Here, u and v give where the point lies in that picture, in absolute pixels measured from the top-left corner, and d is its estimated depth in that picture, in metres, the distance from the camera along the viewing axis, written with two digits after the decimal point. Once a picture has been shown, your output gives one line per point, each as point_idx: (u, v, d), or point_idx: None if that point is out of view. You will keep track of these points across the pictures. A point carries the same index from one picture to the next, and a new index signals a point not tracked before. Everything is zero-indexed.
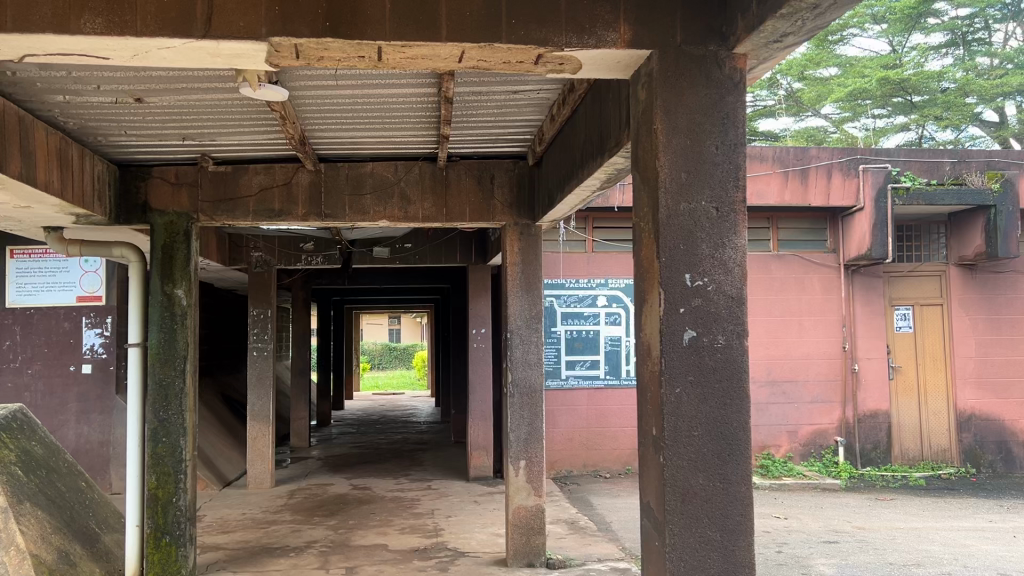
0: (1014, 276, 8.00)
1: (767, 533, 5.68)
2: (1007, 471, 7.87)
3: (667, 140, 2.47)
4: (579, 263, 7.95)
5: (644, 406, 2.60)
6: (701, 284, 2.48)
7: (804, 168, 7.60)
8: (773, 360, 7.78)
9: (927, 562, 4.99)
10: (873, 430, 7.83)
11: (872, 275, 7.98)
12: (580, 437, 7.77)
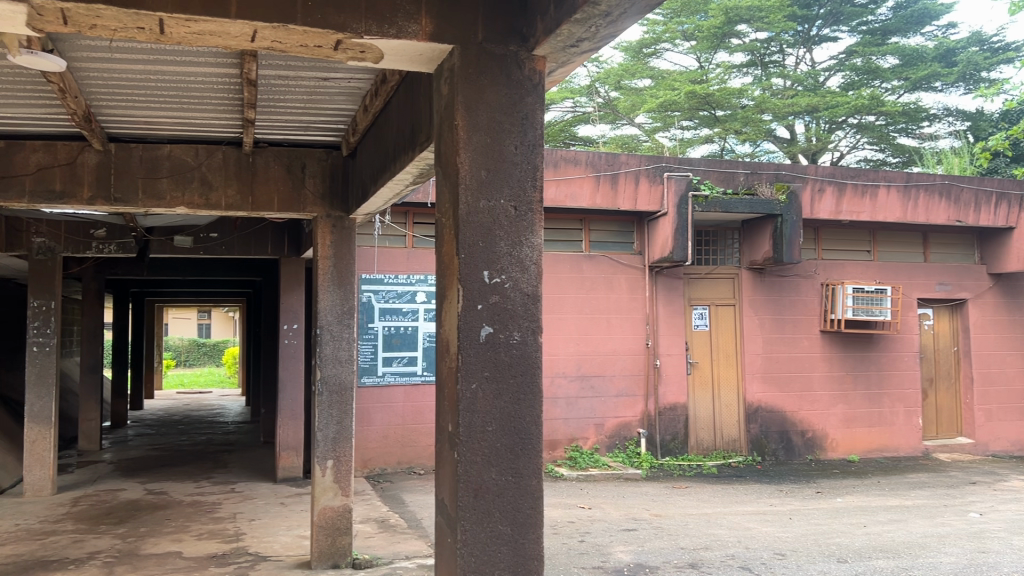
0: (796, 280, 8.76)
1: (572, 523, 5.87)
2: (787, 458, 8.60)
3: (467, 136, 2.47)
4: (398, 259, 7.87)
5: (441, 402, 2.58)
6: (498, 281, 2.50)
7: (614, 174, 7.90)
8: (583, 356, 8.08)
9: (713, 546, 5.35)
10: (671, 422, 8.31)
11: (674, 277, 8.45)
12: (395, 434, 7.70)
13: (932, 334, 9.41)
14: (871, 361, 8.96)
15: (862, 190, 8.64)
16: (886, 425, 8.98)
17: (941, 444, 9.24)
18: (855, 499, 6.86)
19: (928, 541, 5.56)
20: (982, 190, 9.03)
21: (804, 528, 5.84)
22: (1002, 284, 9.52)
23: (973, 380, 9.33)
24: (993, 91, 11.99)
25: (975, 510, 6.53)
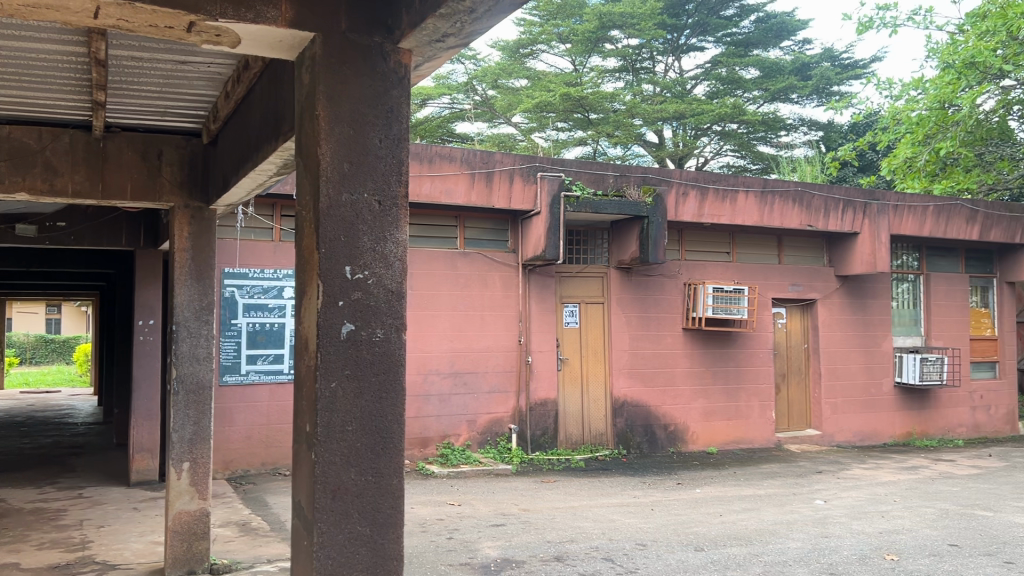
0: (661, 280, 9.08)
1: (440, 520, 5.85)
2: (651, 451, 8.90)
3: (329, 128, 2.41)
4: (265, 253, 7.62)
5: (300, 401, 2.50)
6: (360, 277, 2.44)
7: (489, 171, 7.91)
8: (456, 353, 8.06)
9: (579, 538, 5.46)
10: (542, 418, 8.42)
11: (546, 274, 8.56)
12: (259, 434, 7.46)
13: (785, 332, 9.96)
14: (729, 357, 9.40)
15: (722, 195, 9.03)
16: (742, 418, 9.45)
17: (791, 435, 9.81)
18: (713, 489, 7.18)
19: (778, 528, 5.89)
20: (831, 197, 9.63)
21: (665, 519, 6.06)
22: (847, 285, 10.20)
23: (820, 375, 9.95)
24: (842, 104, 12.81)
25: (820, 497, 6.97)
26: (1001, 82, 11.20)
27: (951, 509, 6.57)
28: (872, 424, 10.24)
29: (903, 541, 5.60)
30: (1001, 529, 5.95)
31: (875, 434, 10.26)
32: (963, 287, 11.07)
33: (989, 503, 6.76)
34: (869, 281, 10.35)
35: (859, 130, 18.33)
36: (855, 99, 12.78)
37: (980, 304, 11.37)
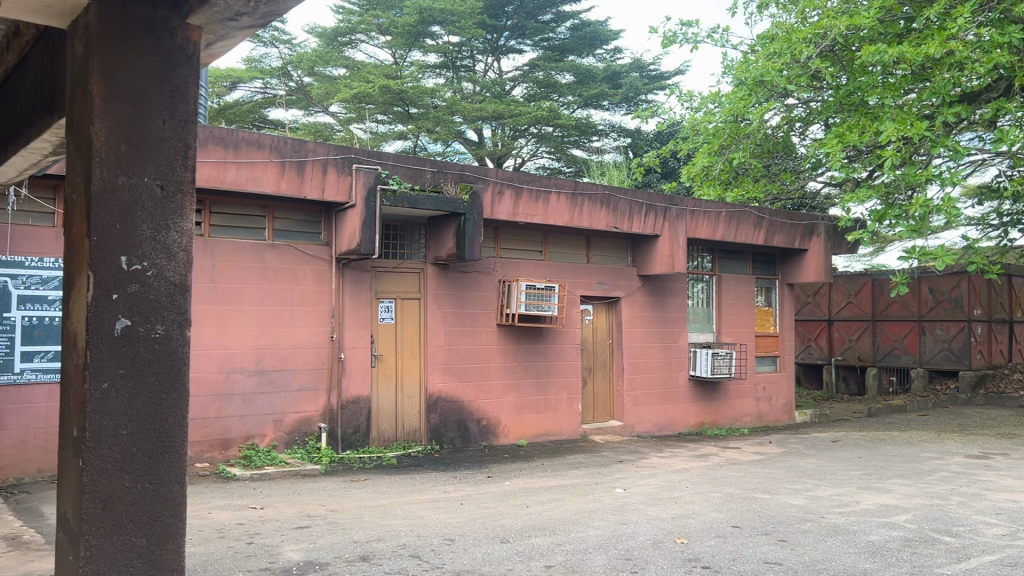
0: (476, 276, 9.18)
1: (241, 525, 5.59)
2: (463, 446, 8.97)
3: (104, 103, 2.22)
4: (46, 240, 6.95)
5: (66, 404, 2.28)
6: (138, 268, 2.26)
7: (301, 161, 7.65)
8: (263, 350, 7.73)
9: (386, 536, 5.40)
10: (353, 415, 8.26)
11: (361, 269, 8.38)
12: (35, 439, 6.79)
13: (592, 327, 10.38)
14: (539, 353, 9.67)
15: (537, 195, 9.24)
16: (551, 411, 9.75)
17: (596, 427, 10.23)
18: (521, 482, 7.35)
19: (580, 517, 6.11)
20: (636, 201, 10.13)
21: (474, 513, 6.13)
22: (649, 285, 10.79)
23: (624, 369, 10.46)
24: (648, 113, 13.53)
25: (620, 485, 7.32)
26: (784, 101, 12.28)
27: (735, 492, 7.12)
28: (669, 414, 10.90)
29: (692, 524, 6.00)
30: (776, 509, 6.52)
31: (671, 424, 10.92)
32: (750, 287, 12.03)
33: (767, 486, 7.39)
34: (669, 281, 11.00)
35: (663, 138, 19.46)
36: (659, 109, 13.54)
37: (764, 303, 12.40)
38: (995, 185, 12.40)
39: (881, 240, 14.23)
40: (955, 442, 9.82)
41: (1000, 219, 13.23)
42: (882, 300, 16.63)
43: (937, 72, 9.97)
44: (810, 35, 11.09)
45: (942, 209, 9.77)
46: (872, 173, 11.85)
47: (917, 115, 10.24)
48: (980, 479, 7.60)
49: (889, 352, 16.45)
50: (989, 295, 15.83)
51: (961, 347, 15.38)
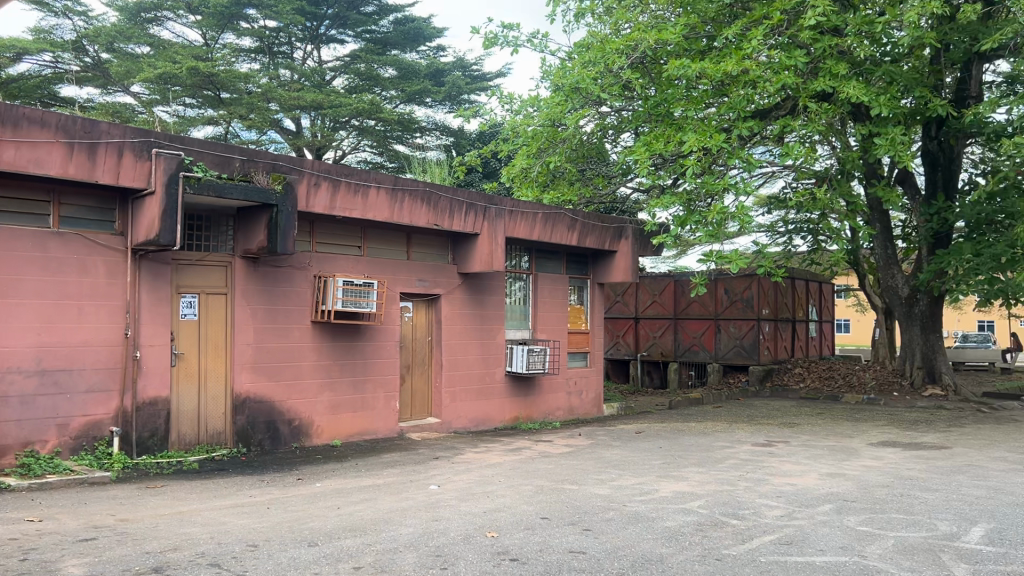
0: (289, 271, 8.86)
1: (14, 540, 5.07)
2: (272, 448, 8.63)
3: None
4: None
5: None
6: None
7: (93, 143, 7.05)
8: (44, 348, 7.06)
9: (183, 545, 5.09)
10: (150, 418, 7.72)
11: (160, 261, 7.86)
12: None
13: (411, 324, 10.33)
14: (355, 350, 9.49)
15: (355, 189, 9.02)
16: (366, 410, 9.59)
17: (413, 425, 10.18)
18: (332, 483, 7.18)
19: (392, 516, 6.05)
20: (455, 199, 10.16)
21: (280, 517, 5.90)
22: (467, 282, 10.87)
23: (441, 366, 10.48)
24: (470, 113, 13.67)
25: (434, 482, 7.32)
26: (598, 108, 12.80)
27: (545, 485, 7.32)
28: (485, 410, 11.04)
29: (502, 518, 6.10)
30: (583, 500, 6.77)
31: (488, 420, 11.07)
32: (565, 286, 12.43)
33: (575, 478, 7.66)
34: (487, 279, 11.13)
35: (485, 139, 19.74)
36: (480, 109, 13.70)
37: (577, 301, 12.85)
38: (781, 196, 13.56)
39: (684, 244, 15.17)
40: (744, 432, 10.64)
41: (786, 227, 14.72)
42: (684, 300, 17.75)
43: (734, 89, 10.77)
44: (622, 47, 11.62)
45: (736, 216, 10.55)
46: (675, 181, 12.60)
47: (716, 128, 11.00)
48: (764, 465, 8.27)
49: (689, 348, 17.63)
50: (775, 296, 17.30)
51: (751, 343, 16.70)
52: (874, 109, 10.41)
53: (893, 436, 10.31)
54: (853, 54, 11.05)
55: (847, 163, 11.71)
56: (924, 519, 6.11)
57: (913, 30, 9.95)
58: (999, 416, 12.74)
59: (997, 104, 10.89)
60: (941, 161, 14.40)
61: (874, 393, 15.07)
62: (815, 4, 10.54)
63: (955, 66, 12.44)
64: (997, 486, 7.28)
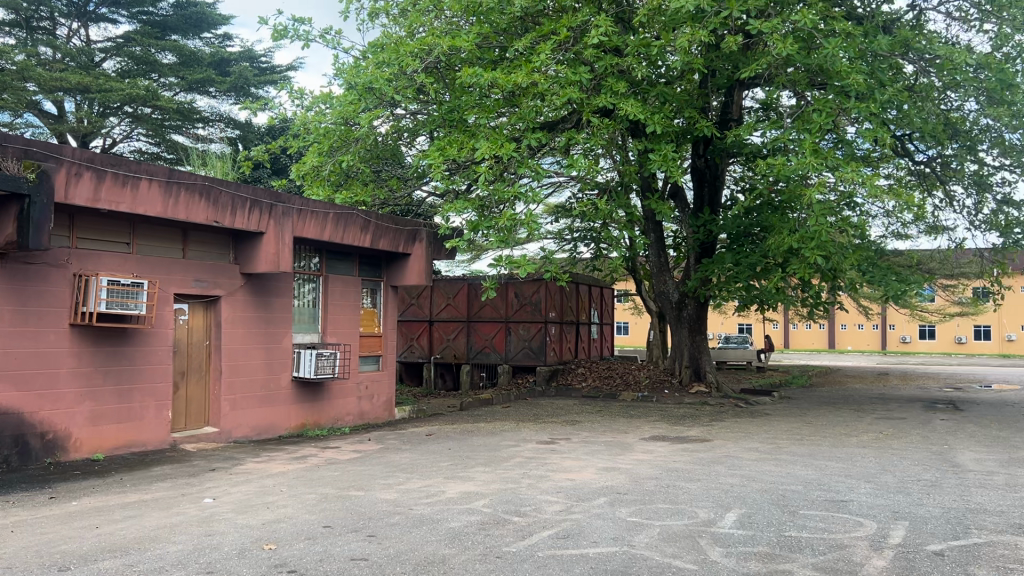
0: (45, 269, 8.02)
1: None
2: (21, 465, 7.78)
3: None
4: None
5: None
6: None
7: None
8: None
9: None
10: None
11: None
12: None
13: (186, 328, 9.70)
14: (122, 355, 8.78)
15: (123, 180, 8.33)
16: (135, 420, 8.89)
17: (187, 435, 9.57)
18: (91, 500, 6.57)
19: (160, 533, 5.65)
20: (238, 195, 9.68)
21: (25, 541, 5.31)
22: (251, 283, 10.38)
23: (220, 372, 9.94)
24: (257, 105, 13.10)
25: (209, 495, 6.92)
26: (393, 110, 12.79)
27: (329, 492, 7.14)
28: (269, 417, 10.61)
29: (281, 529, 5.87)
30: (368, 505, 6.66)
31: (272, 427, 10.65)
32: (356, 288, 12.21)
33: (360, 484, 7.53)
34: (272, 279, 10.69)
35: (274, 134, 19.09)
36: (269, 103, 13.15)
37: (369, 304, 12.67)
38: (565, 204, 14.20)
39: (476, 248, 15.42)
40: (530, 430, 11.00)
41: (572, 235, 15.55)
42: (476, 303, 18.08)
43: (524, 100, 11.15)
44: (416, 50, 11.65)
45: (524, 223, 10.89)
46: (467, 187, 12.79)
47: (506, 136, 11.30)
48: (546, 462, 8.58)
49: (481, 350, 17.94)
50: (561, 300, 18.05)
51: (539, 345, 17.29)
52: (650, 127, 11.14)
53: (662, 430, 11.09)
54: (631, 74, 11.76)
55: (625, 176, 12.47)
56: (686, 507, 6.60)
57: (683, 55, 10.76)
58: (753, 410, 14.09)
59: (754, 128, 12.06)
60: (707, 177, 15.71)
61: (648, 390, 16.13)
62: (597, 24, 11.13)
63: (720, 91, 13.60)
64: (749, 474, 8.02)
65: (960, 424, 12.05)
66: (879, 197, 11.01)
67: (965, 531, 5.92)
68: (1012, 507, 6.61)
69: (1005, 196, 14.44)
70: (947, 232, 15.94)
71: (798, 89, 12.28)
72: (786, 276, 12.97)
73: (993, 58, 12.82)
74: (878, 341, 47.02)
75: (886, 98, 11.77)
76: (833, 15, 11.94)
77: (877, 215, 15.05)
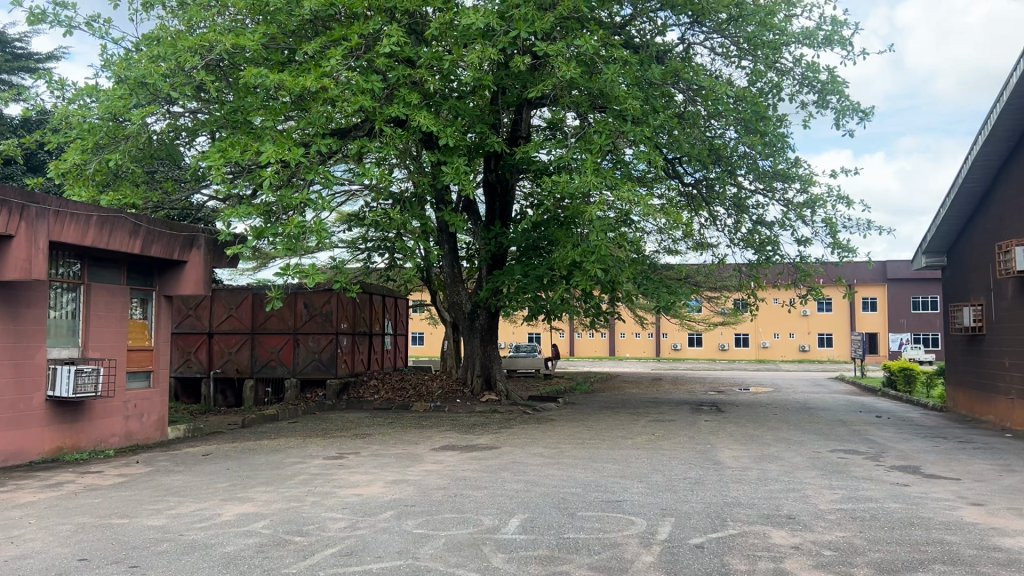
0: None
1: None
2: None
3: None
4: None
5: None
6: None
7: None
8: None
9: None
10: None
11: None
12: None
13: None
14: None
15: None
16: None
17: None
18: None
19: None
20: None
21: None
22: None
23: None
24: (8, 94, 11.79)
25: None
26: (170, 108, 12.04)
27: (87, 522, 6.51)
28: (17, 442, 9.51)
29: (27, 566, 5.27)
30: (132, 534, 6.15)
31: (21, 453, 9.56)
32: (124, 298, 11.28)
33: (125, 510, 6.93)
34: (23, 288, 9.61)
35: (30, 127, 17.53)
36: (23, 92, 11.86)
37: (140, 316, 11.78)
38: (357, 214, 13.98)
39: (263, 255, 14.77)
40: (316, 446, 10.68)
41: (365, 244, 15.33)
42: (262, 313, 17.34)
43: (312, 104, 10.84)
44: (195, 46, 11.02)
45: (313, 231, 10.58)
46: (252, 192, 12.22)
47: (293, 141, 10.93)
48: (333, 477, 8.36)
49: (266, 363, 17.21)
50: (353, 311, 17.74)
51: (329, 357, 16.87)
52: (441, 140, 11.22)
53: (452, 440, 11.19)
54: (423, 85, 11.80)
55: (417, 187, 12.48)
56: (472, 516, 6.67)
57: (473, 71, 10.97)
58: (540, 417, 14.55)
59: (541, 146, 12.54)
60: (499, 191, 16.17)
61: (438, 400, 16.20)
62: (389, 34, 11.07)
63: (509, 108, 13.99)
64: (533, 479, 8.26)
65: (722, 424, 13.16)
66: (652, 215, 11.79)
67: (722, 523, 6.44)
68: (762, 499, 7.29)
69: (758, 217, 16.01)
70: (711, 249, 17.40)
71: (581, 110, 12.91)
72: (571, 288, 13.54)
73: (749, 92, 14.19)
74: (653, 349, 50.49)
75: (658, 123, 12.68)
76: (612, 43, 12.68)
77: (652, 232, 16.14)
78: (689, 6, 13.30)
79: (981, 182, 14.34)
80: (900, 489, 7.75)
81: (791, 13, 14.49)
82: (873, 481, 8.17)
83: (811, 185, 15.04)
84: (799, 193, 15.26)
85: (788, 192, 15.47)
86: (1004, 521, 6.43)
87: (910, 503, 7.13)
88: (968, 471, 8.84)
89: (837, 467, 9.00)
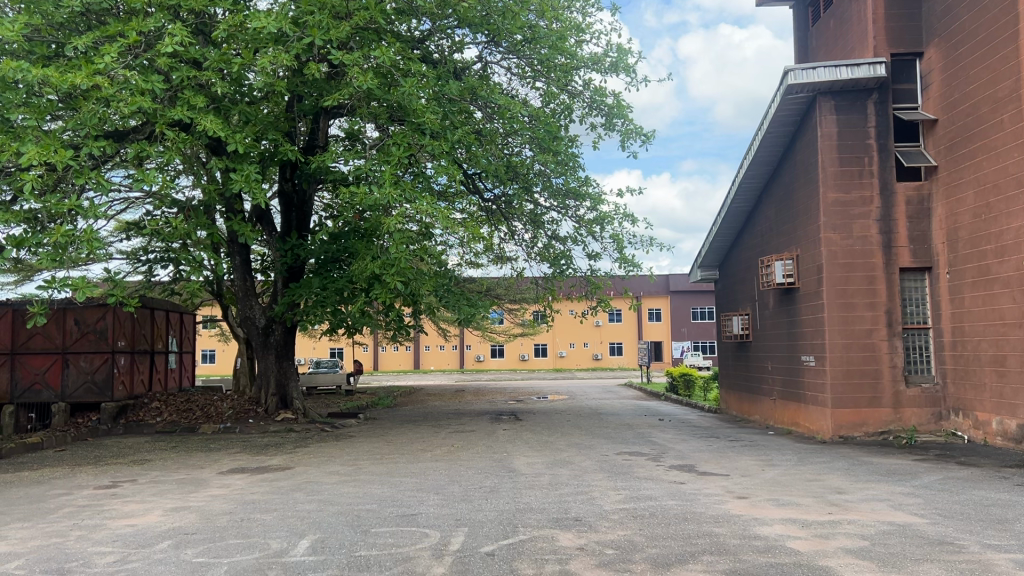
0: None
1: None
2: None
3: None
4: None
5: None
6: None
7: None
8: None
9: None
10: None
11: None
12: None
13: None
14: None
15: None
16: None
17: None
18: None
19: None
20: None
21: None
22: None
23: None
24: None
25: None
26: None
27: None
28: None
29: None
30: None
31: None
32: None
33: None
34: None
35: None
36: None
37: None
38: (137, 222, 12.98)
39: (26, 264, 13.42)
40: (87, 475, 9.80)
41: (146, 255, 14.31)
42: (24, 331, 15.77)
43: (83, 104, 9.98)
44: None
45: (83, 241, 9.68)
46: (11, 198, 11.04)
47: (60, 142, 10.02)
48: (103, 509, 7.67)
49: (29, 388, 15.64)
50: (132, 328, 16.52)
51: (104, 379, 15.54)
52: (230, 145, 10.68)
53: (241, 462, 10.66)
54: (210, 89, 11.27)
55: (204, 195, 11.80)
56: (258, 540, 6.37)
57: (265, 76, 10.58)
58: (338, 434, 14.21)
59: (337, 156, 12.26)
60: (295, 202, 15.71)
61: (229, 422, 15.39)
62: (171, 32, 10.40)
63: (305, 117, 13.69)
64: (326, 498, 8.04)
65: (518, 433, 13.49)
66: (451, 229, 11.85)
67: (513, 530, 6.58)
68: (552, 503, 7.54)
69: (553, 232, 16.66)
70: (510, 262, 17.86)
71: (380, 122, 12.86)
72: (370, 301, 13.31)
73: (542, 111, 14.78)
74: (456, 361, 51.22)
75: (456, 138, 12.86)
76: (410, 56, 12.72)
77: (452, 246, 16.28)
78: (484, 25, 13.67)
79: (746, 203, 15.77)
80: (677, 487, 8.30)
81: (581, 39, 15.26)
82: (653, 481, 8.68)
83: (601, 203, 15.85)
84: (589, 211, 16.03)
85: (580, 210, 16.22)
86: (764, 511, 7.05)
87: (685, 499, 7.66)
88: (735, 467, 9.64)
89: (622, 469, 9.50)
